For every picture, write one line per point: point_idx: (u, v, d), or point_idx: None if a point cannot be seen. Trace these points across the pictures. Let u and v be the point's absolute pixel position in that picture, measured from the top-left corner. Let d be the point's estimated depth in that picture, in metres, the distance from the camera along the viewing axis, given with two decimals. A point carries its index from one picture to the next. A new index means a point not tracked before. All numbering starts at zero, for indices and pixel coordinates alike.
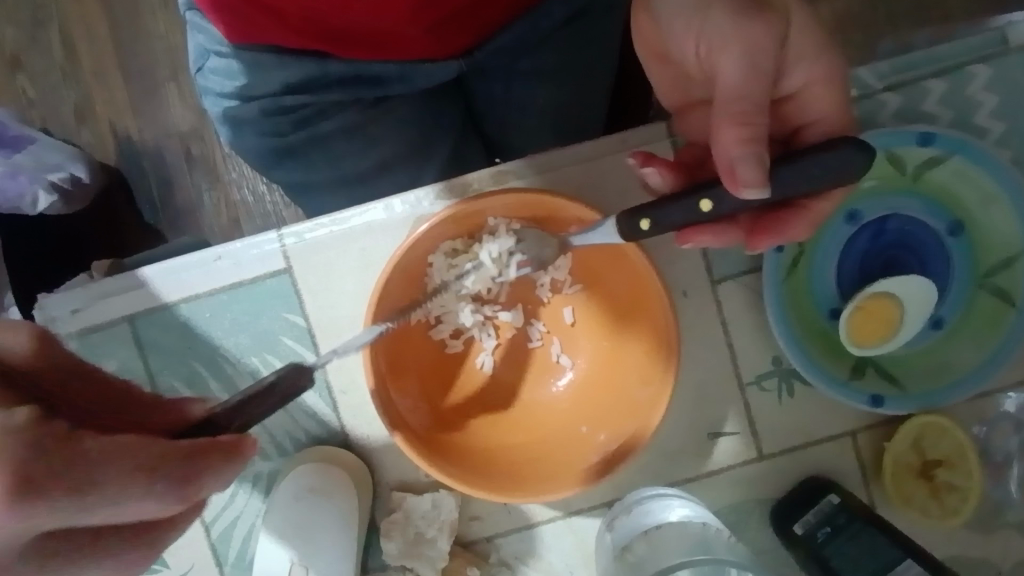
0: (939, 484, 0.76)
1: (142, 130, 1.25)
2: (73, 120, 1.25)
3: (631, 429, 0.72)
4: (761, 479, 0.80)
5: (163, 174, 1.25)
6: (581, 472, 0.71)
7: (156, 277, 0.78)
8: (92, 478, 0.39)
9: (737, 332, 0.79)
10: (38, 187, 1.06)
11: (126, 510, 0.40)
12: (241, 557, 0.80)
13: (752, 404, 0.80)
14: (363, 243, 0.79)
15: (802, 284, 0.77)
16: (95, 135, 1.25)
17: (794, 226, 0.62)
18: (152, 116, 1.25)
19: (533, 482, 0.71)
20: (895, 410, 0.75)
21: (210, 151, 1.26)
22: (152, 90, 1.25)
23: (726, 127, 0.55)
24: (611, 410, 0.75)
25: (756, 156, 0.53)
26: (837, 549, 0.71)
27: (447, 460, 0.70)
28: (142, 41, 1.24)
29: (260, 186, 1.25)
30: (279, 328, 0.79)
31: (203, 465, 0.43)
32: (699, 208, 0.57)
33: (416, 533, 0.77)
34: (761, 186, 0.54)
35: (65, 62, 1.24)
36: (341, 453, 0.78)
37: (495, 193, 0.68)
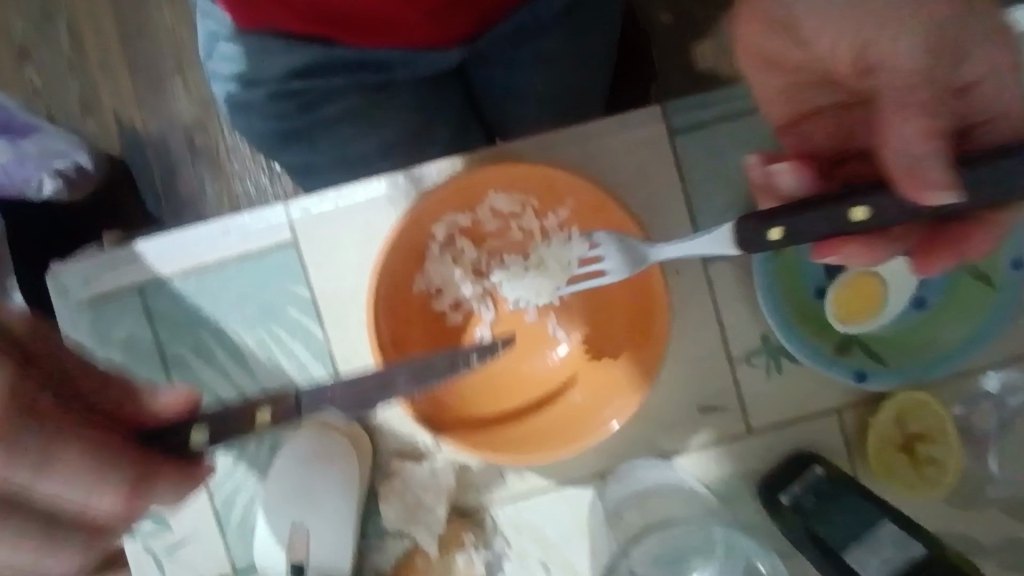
0: (921, 458, 0.79)
1: (146, 121, 1.28)
2: (80, 111, 1.28)
3: (625, 396, 0.74)
4: (749, 453, 0.83)
5: (167, 166, 1.27)
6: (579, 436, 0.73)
7: (166, 249, 0.81)
8: (60, 462, 0.45)
9: (726, 308, 0.83)
10: (44, 174, 1.08)
11: (72, 498, 0.46)
12: (243, 525, 0.82)
13: (742, 380, 0.83)
14: (367, 217, 0.81)
15: (792, 262, 0.80)
16: (100, 126, 1.28)
17: (976, 240, 0.57)
18: (157, 107, 1.28)
19: (529, 445, 0.74)
20: (880, 385, 0.78)
21: (214, 143, 1.28)
22: (157, 83, 1.28)
23: (902, 127, 0.52)
24: (606, 378, 0.77)
25: (944, 157, 0.49)
26: (821, 516, 0.71)
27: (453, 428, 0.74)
28: (149, 33, 1.27)
29: (263, 178, 1.26)
30: (284, 300, 0.82)
31: (158, 476, 0.50)
32: (853, 217, 0.51)
33: (414, 499, 0.80)
34: (955, 189, 0.48)
35: (73, 54, 1.27)
36: (344, 420, 0.81)
37: (494, 166, 0.71)
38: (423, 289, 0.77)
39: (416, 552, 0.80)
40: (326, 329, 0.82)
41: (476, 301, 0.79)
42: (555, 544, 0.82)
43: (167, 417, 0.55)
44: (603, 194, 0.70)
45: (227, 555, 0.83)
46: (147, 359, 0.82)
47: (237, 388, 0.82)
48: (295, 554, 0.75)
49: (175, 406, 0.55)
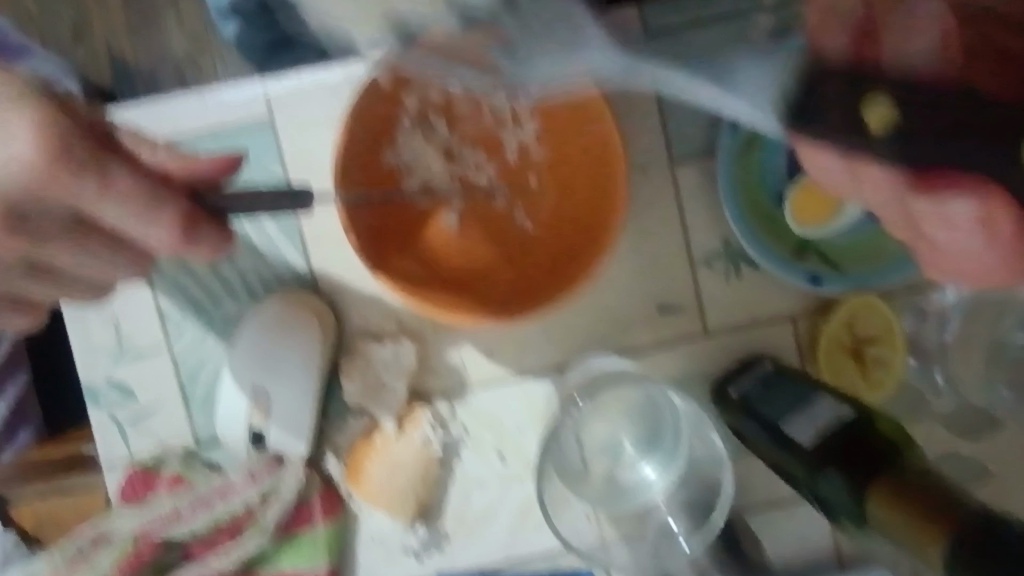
0: (868, 360, 0.81)
1: (137, 54, 1.27)
2: (70, 38, 1.28)
3: (579, 271, 0.74)
4: (705, 354, 0.85)
5: (152, 85, 1.27)
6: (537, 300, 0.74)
7: (141, 114, 0.82)
8: (116, 185, 0.53)
9: (691, 211, 0.84)
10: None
11: (129, 220, 0.55)
12: (207, 395, 0.84)
13: (701, 283, 0.85)
14: (342, 96, 0.82)
15: (756, 164, 0.81)
16: (90, 53, 1.27)
17: None
18: (150, 44, 1.27)
19: (483, 309, 0.75)
20: (832, 290, 0.81)
21: (200, 63, 1.26)
22: (150, 15, 1.27)
23: None
24: (566, 259, 0.77)
25: None
26: (765, 401, 0.71)
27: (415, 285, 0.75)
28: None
29: None
30: (257, 176, 0.83)
31: (203, 224, 0.57)
32: (986, 91, 0.23)
33: (376, 379, 0.82)
34: None
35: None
36: (308, 296, 0.81)
37: None
38: (390, 165, 0.78)
39: (374, 429, 0.82)
40: (297, 206, 0.83)
41: (445, 184, 0.80)
42: (510, 433, 0.85)
43: (211, 176, 0.60)
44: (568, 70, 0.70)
45: (190, 425, 0.84)
46: None
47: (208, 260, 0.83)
48: (254, 420, 0.79)
49: (213, 165, 0.60)
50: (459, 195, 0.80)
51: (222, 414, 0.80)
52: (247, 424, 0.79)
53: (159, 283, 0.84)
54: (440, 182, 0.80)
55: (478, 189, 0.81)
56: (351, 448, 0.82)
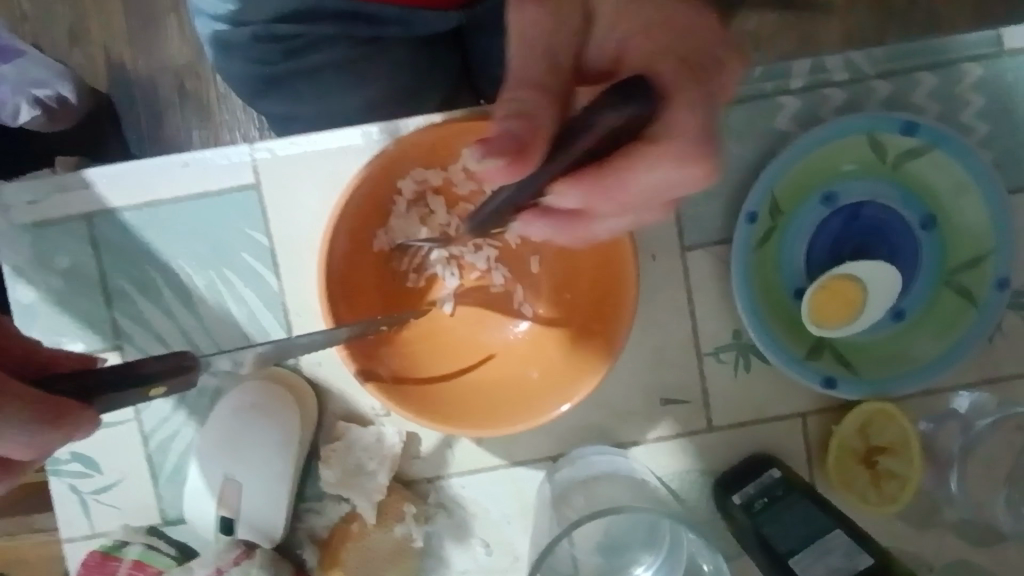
0: (881, 471, 0.77)
1: (135, 58, 1.22)
2: (65, 40, 1.21)
3: (580, 378, 0.71)
4: (707, 450, 0.80)
5: (152, 107, 1.22)
6: (528, 413, 0.70)
7: (120, 176, 0.77)
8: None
9: (700, 300, 0.79)
10: (19, 100, 1.06)
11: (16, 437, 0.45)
12: (177, 472, 0.79)
13: (707, 375, 0.80)
14: (333, 166, 0.78)
15: (773, 256, 0.77)
16: (87, 59, 1.22)
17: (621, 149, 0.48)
18: (149, 46, 1.22)
19: (472, 416, 0.70)
20: (845, 394, 0.76)
21: (204, 89, 1.22)
22: (150, 18, 1.22)
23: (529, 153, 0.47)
24: (565, 362, 0.73)
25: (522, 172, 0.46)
26: (772, 518, 0.68)
27: (401, 391, 0.70)
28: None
29: (251, 127, 1.22)
30: (239, 244, 0.78)
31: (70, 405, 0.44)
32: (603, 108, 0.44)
33: (356, 464, 0.76)
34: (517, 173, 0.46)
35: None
36: (290, 375, 0.77)
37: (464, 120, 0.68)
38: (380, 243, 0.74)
39: (353, 517, 0.76)
40: (280, 279, 0.78)
41: (440, 266, 0.77)
42: (497, 523, 0.79)
43: None
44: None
45: (157, 503, 0.79)
46: (87, 290, 0.78)
47: (181, 330, 0.78)
48: (224, 505, 0.75)
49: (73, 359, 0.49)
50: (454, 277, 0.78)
51: (188, 500, 0.76)
52: (218, 512, 0.75)
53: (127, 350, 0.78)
54: (437, 264, 0.77)
55: (473, 271, 0.78)
56: (327, 535, 0.77)
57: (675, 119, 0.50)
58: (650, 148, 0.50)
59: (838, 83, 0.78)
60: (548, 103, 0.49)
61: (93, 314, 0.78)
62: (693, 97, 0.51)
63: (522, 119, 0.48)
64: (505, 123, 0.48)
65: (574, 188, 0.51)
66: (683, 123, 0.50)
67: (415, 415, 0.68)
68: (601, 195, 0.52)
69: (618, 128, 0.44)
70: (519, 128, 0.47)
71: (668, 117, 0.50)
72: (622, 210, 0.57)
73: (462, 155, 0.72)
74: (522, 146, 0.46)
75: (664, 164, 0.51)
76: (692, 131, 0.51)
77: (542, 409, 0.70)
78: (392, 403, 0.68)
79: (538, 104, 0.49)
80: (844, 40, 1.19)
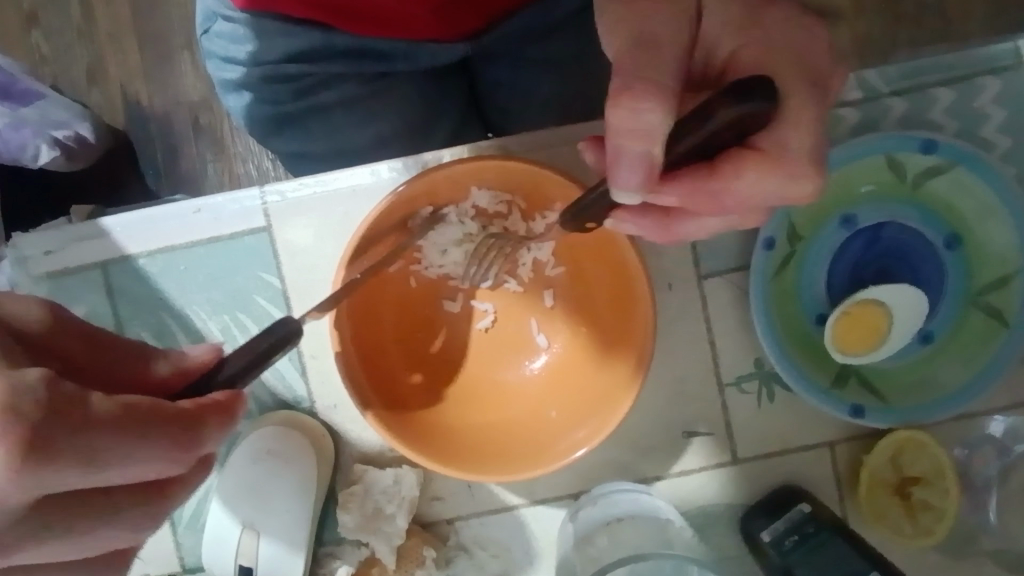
0: (914, 502, 0.75)
1: (152, 95, 1.24)
2: (84, 80, 1.24)
3: (596, 419, 0.70)
4: (733, 483, 0.78)
5: (169, 142, 1.24)
6: (547, 458, 0.69)
7: (135, 225, 0.78)
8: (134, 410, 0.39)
9: (720, 329, 0.78)
10: (41, 141, 1.05)
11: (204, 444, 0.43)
12: (196, 519, 0.78)
13: (730, 406, 0.78)
14: (345, 207, 0.78)
15: (791, 284, 0.75)
16: (105, 98, 1.24)
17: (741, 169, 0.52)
18: (165, 82, 1.24)
19: (489, 461, 0.70)
20: (875, 422, 0.73)
21: (219, 123, 1.25)
22: (166, 58, 1.24)
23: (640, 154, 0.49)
24: (583, 400, 0.73)
25: (642, 159, 0.49)
26: (804, 558, 0.69)
27: (421, 439, 0.70)
28: (161, 7, 1.24)
29: (266, 161, 1.24)
30: (254, 288, 0.78)
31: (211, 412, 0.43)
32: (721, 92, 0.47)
33: (374, 508, 0.75)
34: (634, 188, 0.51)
35: (83, 23, 1.23)
36: (308, 420, 0.76)
37: (467, 159, 0.68)
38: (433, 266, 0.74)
39: (373, 562, 0.75)
40: None
41: (454, 303, 0.77)
42: (519, 564, 0.77)
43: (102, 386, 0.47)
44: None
45: (176, 552, 0.78)
46: None
47: None
48: (244, 556, 0.74)
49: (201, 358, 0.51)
50: (466, 315, 0.77)
51: (209, 553, 0.74)
52: (235, 560, 0.74)
53: None
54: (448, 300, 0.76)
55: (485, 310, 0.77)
56: None
57: (790, 123, 0.51)
58: (763, 155, 0.52)
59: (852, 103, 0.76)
60: (667, 104, 0.47)
61: None
62: (811, 100, 0.52)
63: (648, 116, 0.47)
64: (634, 127, 0.47)
65: (686, 189, 0.54)
66: (801, 133, 0.52)
67: (432, 460, 0.68)
68: (715, 201, 0.55)
69: (742, 118, 0.48)
70: (642, 149, 0.48)
71: (783, 131, 0.52)
72: (762, 200, 0.55)
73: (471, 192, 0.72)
74: (650, 165, 0.49)
75: (778, 178, 0.53)
76: (817, 138, 0.53)
77: (559, 453, 0.69)
78: (406, 450, 0.67)
79: (656, 103, 0.47)
80: (853, 49, 1.17)
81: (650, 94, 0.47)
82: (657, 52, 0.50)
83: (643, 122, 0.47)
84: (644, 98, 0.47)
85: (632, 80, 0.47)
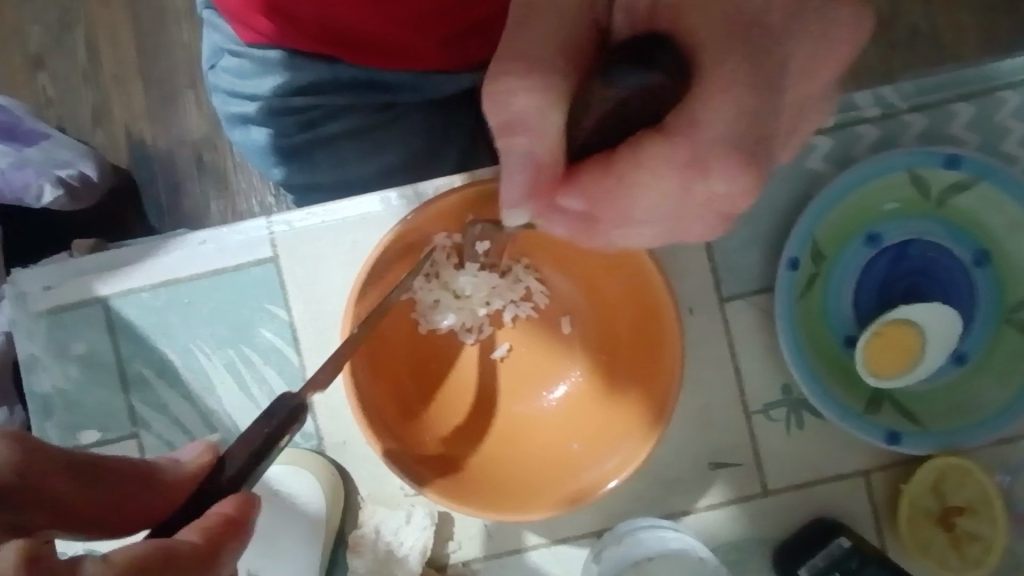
0: (959, 533, 0.70)
1: (156, 134, 1.24)
2: (90, 121, 1.23)
3: (624, 450, 0.67)
4: (764, 517, 0.74)
5: (172, 179, 1.23)
6: (573, 493, 0.66)
7: (139, 259, 0.76)
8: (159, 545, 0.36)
9: (744, 354, 0.75)
10: (44, 181, 1.05)
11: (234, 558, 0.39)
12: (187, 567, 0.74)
13: (758, 434, 0.74)
14: (354, 236, 0.76)
15: (817, 306, 0.73)
16: (110, 138, 1.24)
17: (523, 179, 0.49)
18: (169, 121, 1.24)
19: (510, 499, 0.66)
20: (913, 448, 0.69)
21: (222, 159, 1.24)
22: (170, 97, 1.24)
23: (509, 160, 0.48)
24: (607, 431, 0.70)
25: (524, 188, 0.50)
26: None
27: (437, 474, 0.66)
28: (165, 46, 1.24)
29: (269, 197, 1.22)
30: (260, 320, 0.76)
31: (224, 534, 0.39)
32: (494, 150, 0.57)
33: (387, 552, 0.70)
34: (519, 208, 0.52)
35: (88, 65, 1.23)
36: (313, 458, 0.72)
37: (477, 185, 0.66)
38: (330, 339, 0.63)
39: None
40: (303, 356, 0.75)
41: (464, 330, 0.74)
42: None
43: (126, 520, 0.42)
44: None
45: None
46: (105, 377, 0.75)
47: (201, 414, 0.75)
48: None
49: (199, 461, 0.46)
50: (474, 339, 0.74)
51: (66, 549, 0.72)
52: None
53: (145, 438, 0.75)
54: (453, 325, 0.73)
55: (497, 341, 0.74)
56: None
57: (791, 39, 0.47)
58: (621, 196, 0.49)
59: (871, 120, 0.75)
60: (546, 99, 0.45)
61: (112, 402, 0.75)
62: (727, 68, 0.44)
63: (527, 112, 0.45)
64: (510, 119, 0.46)
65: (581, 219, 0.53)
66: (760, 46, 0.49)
67: (449, 499, 0.64)
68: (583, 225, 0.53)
69: (613, 110, 0.46)
70: (520, 147, 0.47)
71: (779, 53, 0.47)
72: (648, 223, 0.52)
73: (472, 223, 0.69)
74: (535, 165, 0.48)
75: (677, 171, 0.46)
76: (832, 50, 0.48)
77: (584, 490, 0.66)
78: (423, 490, 0.64)
79: (523, 85, 0.45)
80: (852, 75, 1.17)
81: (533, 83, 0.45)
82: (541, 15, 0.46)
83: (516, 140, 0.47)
84: (524, 78, 0.45)
85: (499, 69, 0.46)
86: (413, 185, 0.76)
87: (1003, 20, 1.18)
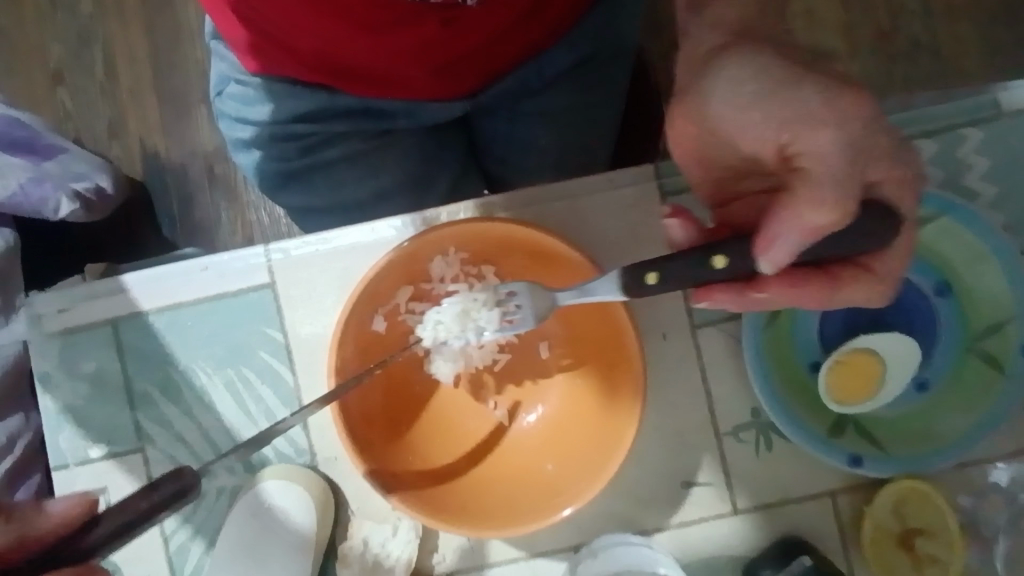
0: (922, 557, 0.73)
1: (170, 149, 1.29)
2: (106, 136, 1.29)
3: (593, 473, 0.70)
4: (735, 533, 0.77)
5: (185, 194, 1.29)
6: (542, 511, 0.70)
7: (145, 284, 0.81)
8: None
9: (715, 377, 0.78)
10: (61, 195, 1.08)
11: None
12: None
13: (728, 456, 0.78)
14: (345, 263, 0.81)
15: (784, 334, 0.76)
16: (125, 151, 1.29)
17: (803, 287, 0.61)
18: (181, 135, 1.29)
19: (483, 518, 0.70)
20: (875, 472, 0.72)
21: (232, 175, 1.29)
22: (183, 112, 1.29)
23: (806, 221, 0.55)
24: (581, 453, 0.73)
25: (797, 239, 0.55)
26: None
27: (415, 491, 0.70)
28: (179, 65, 1.29)
29: (277, 209, 1.28)
30: (256, 342, 0.80)
31: None
32: (711, 265, 0.58)
33: (373, 561, 0.75)
34: (777, 262, 0.57)
35: (106, 82, 1.30)
36: (305, 475, 0.77)
37: (451, 223, 0.69)
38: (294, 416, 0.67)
39: None
40: (297, 376, 0.80)
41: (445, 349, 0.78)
42: None
43: None
44: (557, 240, 0.69)
45: None
46: (112, 396, 0.80)
47: (201, 430, 0.80)
48: None
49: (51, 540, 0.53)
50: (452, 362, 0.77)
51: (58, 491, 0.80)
52: None
53: (149, 451, 0.80)
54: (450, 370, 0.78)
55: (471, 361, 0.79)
56: None
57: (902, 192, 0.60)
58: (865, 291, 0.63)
59: None
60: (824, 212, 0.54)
61: (118, 416, 0.80)
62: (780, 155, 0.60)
63: (820, 217, 0.54)
64: (812, 218, 0.54)
65: (803, 287, 0.61)
66: None
67: (423, 515, 0.68)
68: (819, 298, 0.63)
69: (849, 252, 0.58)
70: (807, 227, 0.55)
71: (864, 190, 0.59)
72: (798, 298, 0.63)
73: (449, 251, 0.73)
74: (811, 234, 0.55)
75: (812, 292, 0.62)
76: None
77: (553, 509, 0.69)
78: (400, 505, 0.68)
79: (820, 207, 0.54)
80: None
81: (833, 207, 0.54)
82: (828, 178, 0.54)
83: (808, 217, 0.55)
84: (817, 205, 0.54)
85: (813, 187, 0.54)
86: (407, 215, 0.81)
87: (1000, 34, 1.21)
